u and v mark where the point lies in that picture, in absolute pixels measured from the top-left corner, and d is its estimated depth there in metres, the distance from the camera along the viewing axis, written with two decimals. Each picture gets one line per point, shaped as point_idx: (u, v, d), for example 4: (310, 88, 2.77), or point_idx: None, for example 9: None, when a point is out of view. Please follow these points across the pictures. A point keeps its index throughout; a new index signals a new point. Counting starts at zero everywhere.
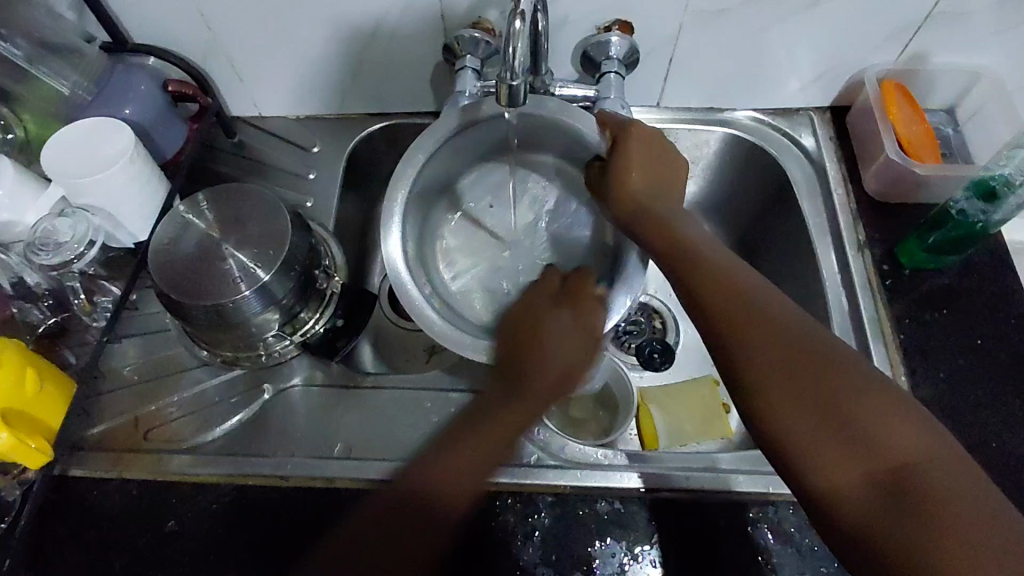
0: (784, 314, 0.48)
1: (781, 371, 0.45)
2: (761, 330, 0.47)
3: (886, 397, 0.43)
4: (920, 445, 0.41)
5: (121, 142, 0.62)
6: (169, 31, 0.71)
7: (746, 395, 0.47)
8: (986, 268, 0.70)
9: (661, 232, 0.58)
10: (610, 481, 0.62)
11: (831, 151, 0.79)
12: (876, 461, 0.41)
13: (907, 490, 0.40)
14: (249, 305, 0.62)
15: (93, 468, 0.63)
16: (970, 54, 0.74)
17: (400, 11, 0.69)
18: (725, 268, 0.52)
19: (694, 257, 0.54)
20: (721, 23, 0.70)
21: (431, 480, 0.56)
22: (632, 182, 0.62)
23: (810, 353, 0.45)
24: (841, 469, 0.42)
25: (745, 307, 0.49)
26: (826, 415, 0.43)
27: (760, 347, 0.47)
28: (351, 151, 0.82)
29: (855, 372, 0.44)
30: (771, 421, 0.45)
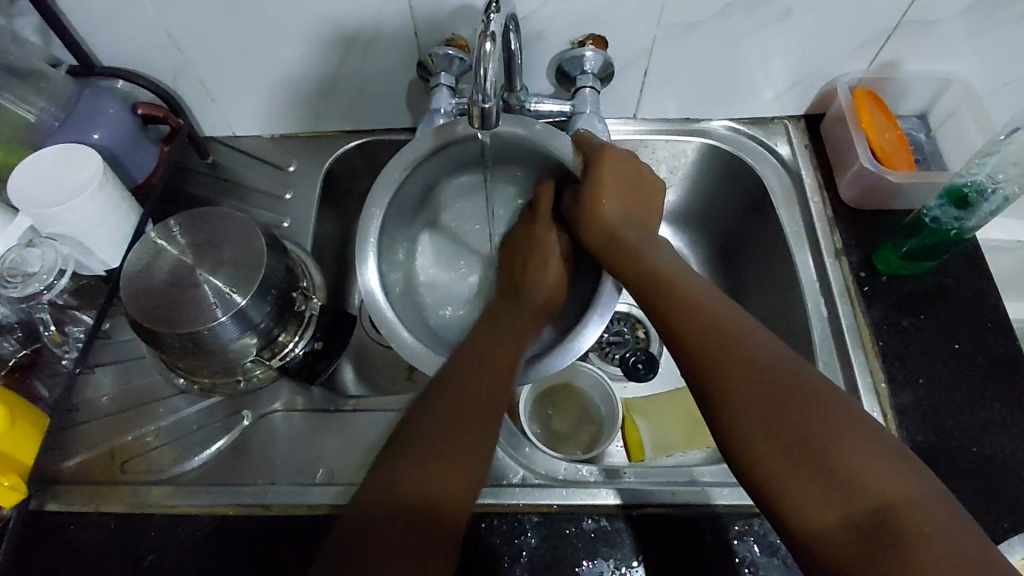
0: (762, 350, 0.48)
1: (756, 409, 0.46)
2: (738, 367, 0.48)
3: (860, 436, 0.43)
4: (898, 487, 0.41)
5: (88, 170, 0.60)
6: (139, 53, 0.70)
7: (725, 432, 0.47)
8: (962, 272, 0.71)
9: (632, 262, 0.59)
10: (597, 499, 0.61)
11: (806, 159, 0.80)
12: (853, 500, 0.41)
13: (884, 530, 0.40)
14: (226, 330, 0.61)
15: (69, 502, 0.61)
16: (939, 61, 0.75)
17: (374, 29, 0.68)
18: (699, 303, 0.53)
19: (667, 290, 0.55)
20: (695, 35, 0.70)
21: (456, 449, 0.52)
22: (606, 209, 0.62)
23: (785, 389, 0.46)
24: (820, 508, 0.42)
25: (722, 343, 0.49)
26: (802, 456, 0.43)
27: (737, 383, 0.47)
28: (327, 169, 0.81)
29: (828, 410, 0.45)
30: (749, 462, 0.46)
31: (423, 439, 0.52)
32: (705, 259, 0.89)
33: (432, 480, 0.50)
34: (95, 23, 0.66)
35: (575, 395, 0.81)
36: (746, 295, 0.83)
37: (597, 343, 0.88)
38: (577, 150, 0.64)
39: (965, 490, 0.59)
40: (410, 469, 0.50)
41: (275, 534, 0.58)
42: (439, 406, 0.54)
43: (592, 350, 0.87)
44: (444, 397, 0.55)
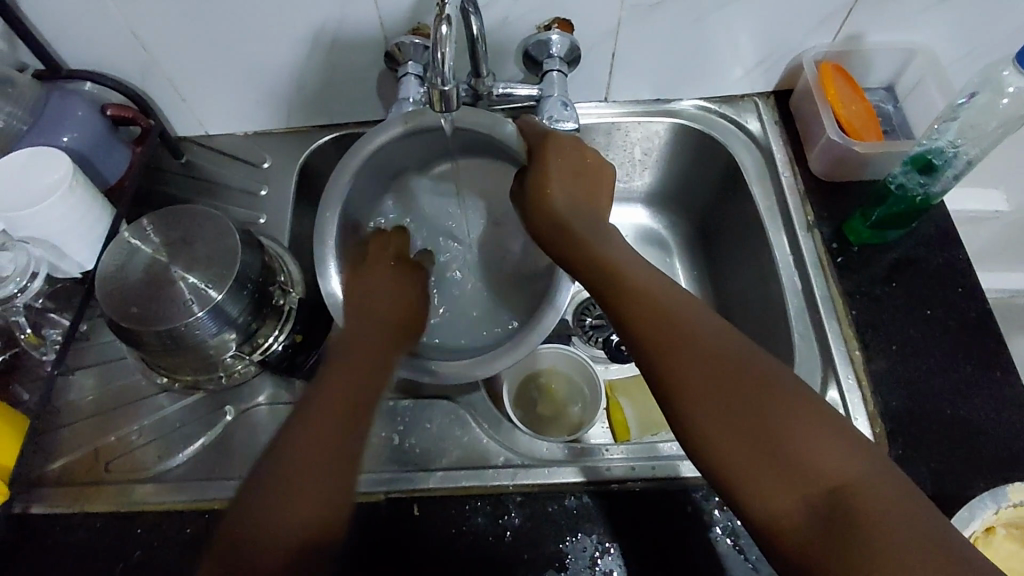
0: (716, 340, 0.49)
1: (706, 391, 0.47)
2: (689, 355, 0.49)
3: (807, 411, 0.45)
4: (846, 460, 0.43)
5: (57, 171, 0.60)
6: (105, 56, 0.70)
7: (681, 421, 0.48)
8: (932, 240, 0.72)
9: (585, 253, 0.58)
10: (566, 478, 0.61)
11: (776, 134, 0.80)
12: (804, 480, 0.43)
13: (839, 504, 0.41)
14: (203, 326, 0.61)
15: (53, 504, 0.61)
16: (902, 32, 0.76)
17: (339, 22, 0.69)
18: (647, 289, 0.54)
19: (616, 277, 0.55)
20: (660, 14, 0.71)
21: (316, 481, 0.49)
22: (552, 195, 0.62)
23: (734, 378, 0.47)
24: (777, 491, 0.43)
25: (672, 334, 0.50)
26: (754, 436, 0.45)
27: (690, 374, 0.48)
28: (302, 164, 0.81)
29: (774, 388, 0.46)
30: (704, 448, 0.46)
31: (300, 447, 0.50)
32: (682, 239, 0.90)
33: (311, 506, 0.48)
34: (58, 26, 0.66)
35: (554, 377, 0.82)
36: (723, 273, 0.84)
37: (579, 327, 0.89)
38: (522, 136, 0.65)
39: (938, 452, 0.61)
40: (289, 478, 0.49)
41: None
42: (312, 418, 0.52)
43: (574, 333, 0.88)
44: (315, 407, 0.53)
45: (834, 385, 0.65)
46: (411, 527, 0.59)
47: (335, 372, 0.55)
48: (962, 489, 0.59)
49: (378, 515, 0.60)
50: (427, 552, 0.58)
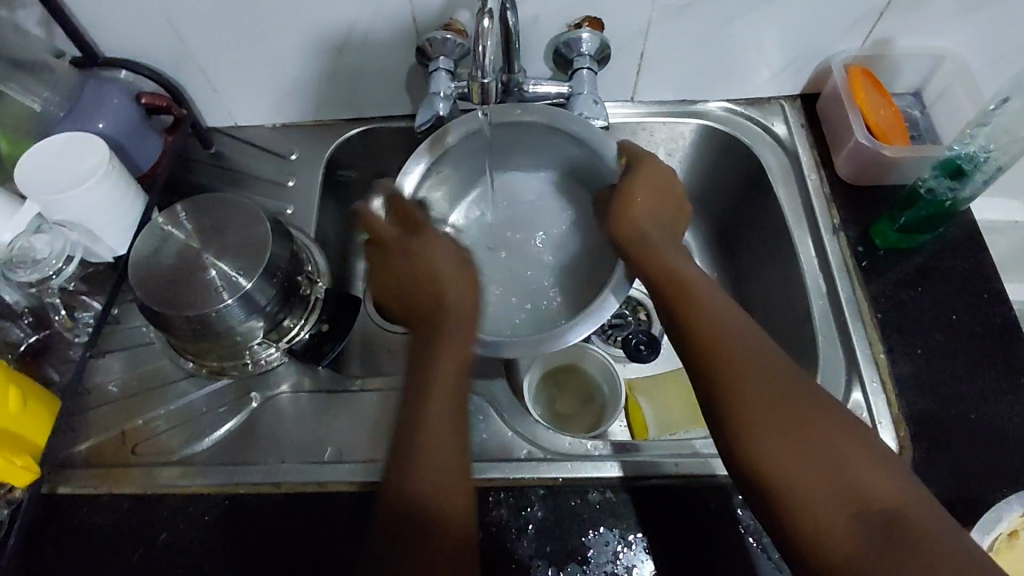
0: (774, 365, 0.52)
1: (768, 406, 0.50)
2: (755, 372, 0.51)
3: (861, 440, 0.48)
4: (897, 488, 0.46)
5: (94, 156, 0.61)
6: (141, 45, 0.71)
7: (735, 436, 0.50)
8: (958, 246, 0.72)
9: (658, 263, 0.60)
10: (602, 471, 0.62)
11: (803, 137, 0.80)
12: (857, 501, 0.45)
13: (890, 526, 0.44)
14: (232, 313, 0.62)
15: (80, 485, 0.62)
16: (932, 38, 0.76)
17: (372, 16, 0.69)
18: (718, 306, 0.56)
19: (687, 291, 0.57)
20: (692, 15, 0.71)
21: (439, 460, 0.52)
22: (634, 208, 0.63)
23: (790, 402, 0.50)
24: (828, 508, 0.45)
25: (740, 349, 0.53)
26: (812, 454, 0.47)
27: (749, 394, 0.50)
28: (329, 156, 0.82)
29: (834, 415, 0.49)
30: (760, 459, 0.48)
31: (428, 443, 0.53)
32: (704, 240, 0.90)
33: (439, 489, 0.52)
34: (96, 13, 0.67)
35: (576, 375, 0.82)
36: (745, 275, 0.84)
37: (599, 326, 0.89)
38: (621, 154, 0.67)
39: (962, 457, 0.60)
40: (421, 465, 0.52)
41: (289, 512, 0.60)
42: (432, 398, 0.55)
43: (594, 332, 0.89)
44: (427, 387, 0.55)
45: (859, 388, 0.65)
46: None
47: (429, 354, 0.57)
48: (986, 494, 0.59)
49: None
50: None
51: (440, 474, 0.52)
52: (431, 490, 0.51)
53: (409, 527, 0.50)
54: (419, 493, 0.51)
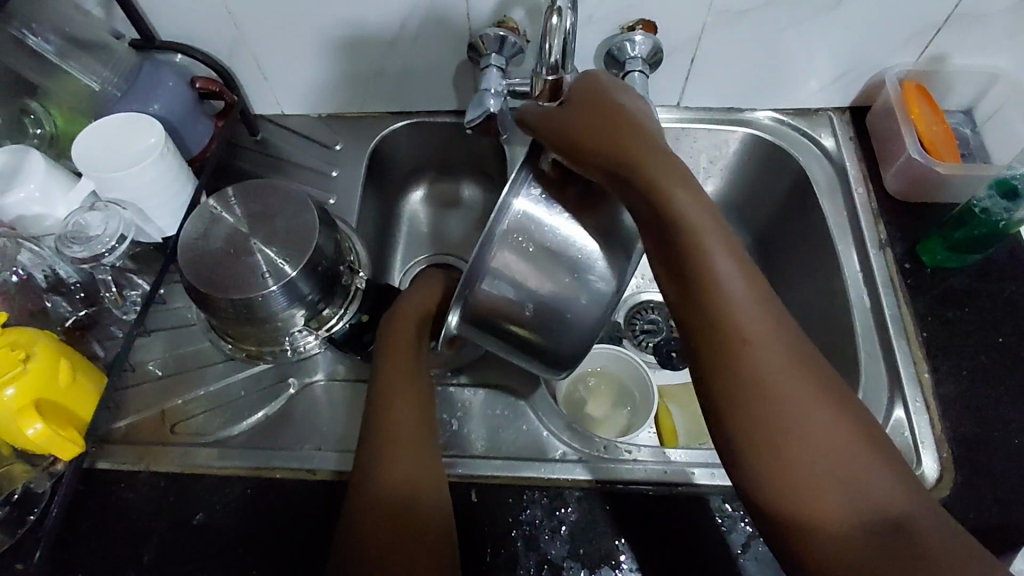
0: (773, 344, 0.43)
1: (769, 405, 0.42)
2: (758, 363, 0.43)
3: (870, 438, 0.42)
4: (909, 497, 0.40)
5: (150, 137, 0.62)
6: (198, 31, 0.72)
7: (727, 438, 0.43)
8: (1007, 268, 0.71)
9: (642, 213, 0.48)
10: (573, 475, 0.62)
11: (851, 151, 0.79)
12: (869, 514, 0.39)
13: (902, 541, 0.39)
14: (276, 300, 0.63)
15: (120, 461, 0.63)
16: (989, 55, 0.75)
17: (428, 10, 0.70)
18: (709, 271, 0.45)
19: (675, 249, 0.46)
20: (745, 23, 0.71)
21: (405, 469, 0.52)
22: (590, 135, 0.49)
23: (787, 389, 0.42)
24: (838, 520, 0.40)
25: (737, 334, 0.43)
26: (822, 459, 0.40)
27: (747, 382, 0.42)
28: (373, 149, 0.82)
29: (843, 408, 0.42)
30: (759, 465, 0.42)
31: (390, 437, 0.54)
32: None
33: (405, 481, 0.52)
34: None
35: (606, 380, 0.82)
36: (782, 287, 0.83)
37: (631, 331, 0.89)
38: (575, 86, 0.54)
39: (1007, 482, 0.59)
40: (385, 457, 0.52)
41: (323, 499, 0.60)
42: (388, 410, 0.55)
43: (626, 337, 0.88)
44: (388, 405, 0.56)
45: (901, 406, 0.64)
46: (468, 512, 0.59)
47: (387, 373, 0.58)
48: None
49: None
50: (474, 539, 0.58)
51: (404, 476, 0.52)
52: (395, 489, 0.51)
53: (370, 516, 0.49)
54: (383, 483, 0.51)
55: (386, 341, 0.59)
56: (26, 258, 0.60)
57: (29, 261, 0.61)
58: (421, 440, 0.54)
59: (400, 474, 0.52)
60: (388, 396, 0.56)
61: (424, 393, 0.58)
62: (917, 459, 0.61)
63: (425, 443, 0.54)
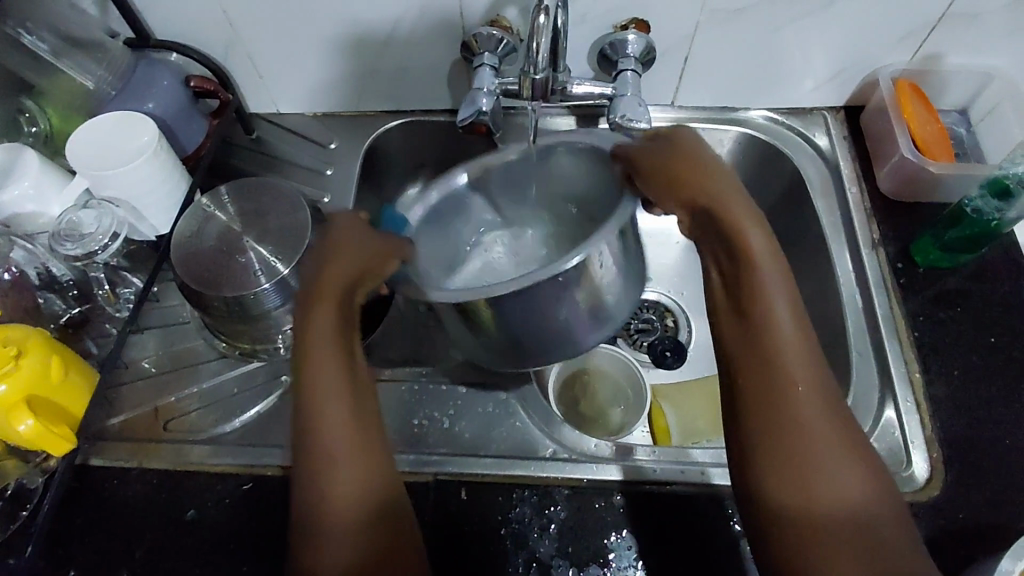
0: (813, 386, 0.50)
1: (797, 444, 0.48)
2: (794, 405, 0.49)
3: (876, 488, 0.48)
4: (905, 543, 0.46)
5: (144, 136, 0.62)
6: (192, 30, 0.72)
7: (751, 467, 0.49)
8: (1001, 268, 0.71)
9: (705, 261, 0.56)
10: (601, 474, 0.61)
11: (845, 150, 0.79)
12: (868, 554, 0.45)
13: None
14: (268, 297, 0.63)
15: (113, 457, 0.63)
16: (984, 55, 0.75)
17: (421, 8, 0.70)
18: (766, 321, 0.51)
19: (734, 298, 0.52)
20: (739, 21, 0.71)
21: (353, 467, 0.50)
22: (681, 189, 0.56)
23: (814, 423, 0.49)
24: (841, 556, 0.45)
25: (780, 379, 0.50)
26: (831, 499, 0.47)
27: (785, 416, 0.49)
28: (367, 147, 0.83)
29: (861, 458, 0.48)
30: (777, 494, 0.48)
31: (327, 452, 0.50)
32: None
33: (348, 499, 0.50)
34: None
35: (599, 378, 0.82)
36: None
37: (625, 330, 0.89)
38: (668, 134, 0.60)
39: (998, 482, 0.59)
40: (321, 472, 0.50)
41: None
42: (320, 399, 0.51)
43: (620, 335, 0.88)
44: (318, 391, 0.52)
45: (892, 405, 0.64)
46: (458, 510, 0.59)
47: (311, 349, 0.53)
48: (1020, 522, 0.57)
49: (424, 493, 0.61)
50: (488, 539, 0.58)
51: (352, 473, 0.50)
52: (355, 491, 0.50)
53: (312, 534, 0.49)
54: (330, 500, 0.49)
55: (301, 328, 0.54)
56: (21, 257, 0.61)
57: (24, 260, 0.61)
58: (352, 445, 0.51)
59: (350, 471, 0.50)
60: (317, 382, 0.52)
61: (355, 370, 0.54)
62: (907, 458, 0.61)
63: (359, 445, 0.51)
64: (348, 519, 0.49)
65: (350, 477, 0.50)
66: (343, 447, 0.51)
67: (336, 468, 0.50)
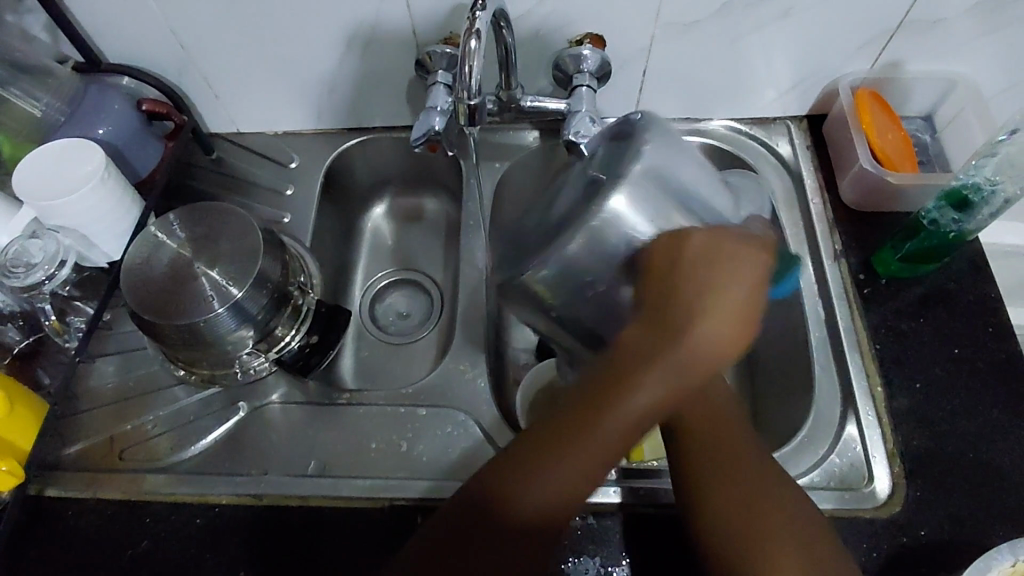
0: (740, 423, 0.53)
1: (734, 489, 0.50)
2: (731, 454, 0.52)
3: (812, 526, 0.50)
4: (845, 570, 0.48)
5: (90, 163, 0.62)
6: (146, 52, 0.72)
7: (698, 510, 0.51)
8: (964, 277, 0.70)
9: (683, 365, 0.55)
10: (602, 497, 0.60)
11: (807, 160, 0.79)
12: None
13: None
14: (223, 322, 0.62)
15: (67, 488, 0.62)
16: (944, 62, 0.74)
17: (374, 26, 0.69)
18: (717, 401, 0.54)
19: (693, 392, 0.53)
20: (696, 33, 0.70)
21: (544, 499, 0.45)
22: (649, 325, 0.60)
23: (753, 464, 0.52)
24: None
25: (719, 437, 0.52)
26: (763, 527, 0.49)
27: (727, 464, 0.51)
28: (329, 165, 0.82)
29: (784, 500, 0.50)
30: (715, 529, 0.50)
31: (530, 465, 0.45)
32: None
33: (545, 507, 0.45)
34: (100, 21, 0.68)
35: None
36: None
37: None
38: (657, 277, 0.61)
39: (960, 497, 0.59)
40: (536, 478, 0.45)
41: (271, 524, 0.60)
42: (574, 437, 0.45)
43: None
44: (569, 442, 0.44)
45: (853, 420, 0.64)
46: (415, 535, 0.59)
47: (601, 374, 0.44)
48: (981, 537, 0.57)
49: (376, 520, 0.60)
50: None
51: (545, 497, 0.45)
52: (527, 511, 0.45)
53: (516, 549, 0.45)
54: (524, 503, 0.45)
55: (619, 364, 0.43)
56: None
57: None
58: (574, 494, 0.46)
59: (549, 493, 0.45)
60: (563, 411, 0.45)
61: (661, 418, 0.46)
62: (868, 474, 0.61)
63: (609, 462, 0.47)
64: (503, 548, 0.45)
65: (541, 497, 0.45)
66: (543, 479, 0.45)
67: (534, 497, 0.45)
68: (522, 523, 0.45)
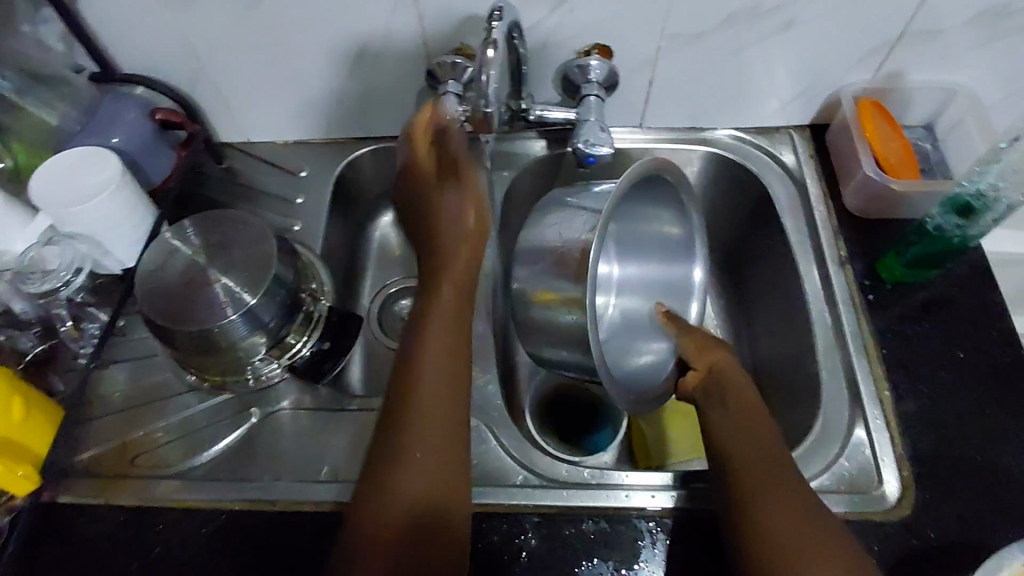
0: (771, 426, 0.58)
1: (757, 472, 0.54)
2: (756, 443, 0.57)
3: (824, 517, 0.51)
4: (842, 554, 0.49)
5: (107, 170, 0.62)
6: (160, 62, 0.73)
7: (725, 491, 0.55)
8: (967, 282, 0.71)
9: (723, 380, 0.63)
10: (614, 501, 0.61)
11: (811, 168, 0.80)
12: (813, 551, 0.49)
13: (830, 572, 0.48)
14: (236, 328, 0.63)
15: (79, 495, 0.62)
16: (944, 72, 0.76)
17: (385, 37, 0.70)
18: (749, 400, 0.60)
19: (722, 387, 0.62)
20: (702, 44, 0.71)
21: (418, 479, 0.54)
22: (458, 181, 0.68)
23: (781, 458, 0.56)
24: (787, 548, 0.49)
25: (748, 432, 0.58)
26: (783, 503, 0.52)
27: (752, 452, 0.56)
28: (338, 174, 0.83)
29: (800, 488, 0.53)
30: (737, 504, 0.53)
31: (398, 439, 0.57)
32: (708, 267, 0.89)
33: (424, 489, 0.54)
34: (116, 31, 0.69)
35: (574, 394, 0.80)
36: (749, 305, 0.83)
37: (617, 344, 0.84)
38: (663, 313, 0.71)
39: (970, 500, 0.59)
40: (407, 467, 0.55)
41: (284, 529, 0.60)
42: (423, 405, 0.58)
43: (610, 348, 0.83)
44: (417, 417, 0.57)
45: (862, 425, 0.64)
46: None
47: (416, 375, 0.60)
48: (990, 539, 0.57)
49: None
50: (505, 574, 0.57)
51: (417, 476, 0.55)
52: (408, 489, 0.54)
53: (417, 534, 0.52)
54: (403, 489, 0.54)
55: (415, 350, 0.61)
56: None
57: None
58: (441, 463, 0.56)
59: (418, 476, 0.55)
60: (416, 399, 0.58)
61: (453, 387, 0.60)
62: (878, 477, 0.61)
63: (463, 446, 0.58)
64: (388, 523, 0.52)
65: (414, 478, 0.55)
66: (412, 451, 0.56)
67: (407, 463, 0.55)
68: (410, 504, 0.54)
